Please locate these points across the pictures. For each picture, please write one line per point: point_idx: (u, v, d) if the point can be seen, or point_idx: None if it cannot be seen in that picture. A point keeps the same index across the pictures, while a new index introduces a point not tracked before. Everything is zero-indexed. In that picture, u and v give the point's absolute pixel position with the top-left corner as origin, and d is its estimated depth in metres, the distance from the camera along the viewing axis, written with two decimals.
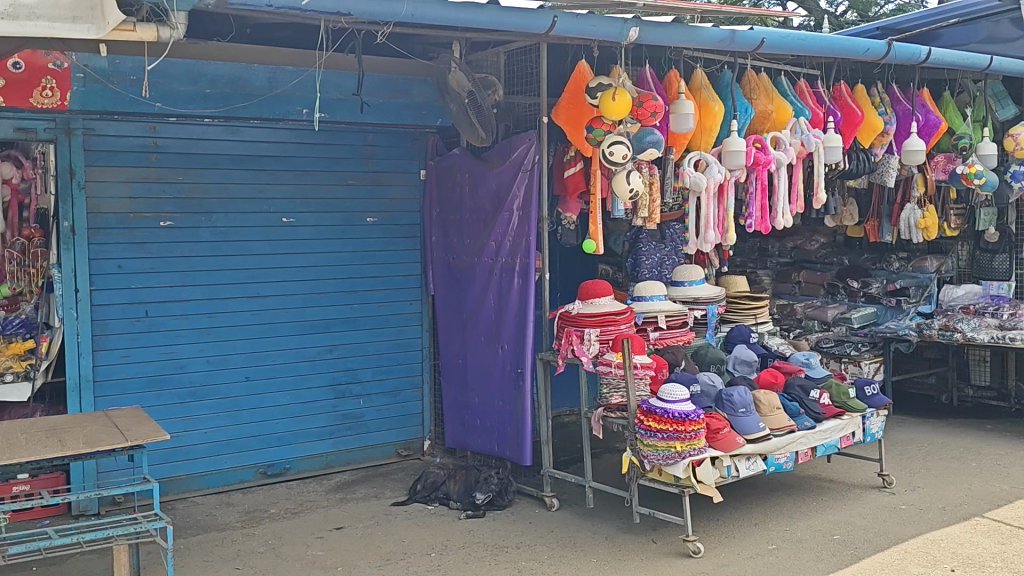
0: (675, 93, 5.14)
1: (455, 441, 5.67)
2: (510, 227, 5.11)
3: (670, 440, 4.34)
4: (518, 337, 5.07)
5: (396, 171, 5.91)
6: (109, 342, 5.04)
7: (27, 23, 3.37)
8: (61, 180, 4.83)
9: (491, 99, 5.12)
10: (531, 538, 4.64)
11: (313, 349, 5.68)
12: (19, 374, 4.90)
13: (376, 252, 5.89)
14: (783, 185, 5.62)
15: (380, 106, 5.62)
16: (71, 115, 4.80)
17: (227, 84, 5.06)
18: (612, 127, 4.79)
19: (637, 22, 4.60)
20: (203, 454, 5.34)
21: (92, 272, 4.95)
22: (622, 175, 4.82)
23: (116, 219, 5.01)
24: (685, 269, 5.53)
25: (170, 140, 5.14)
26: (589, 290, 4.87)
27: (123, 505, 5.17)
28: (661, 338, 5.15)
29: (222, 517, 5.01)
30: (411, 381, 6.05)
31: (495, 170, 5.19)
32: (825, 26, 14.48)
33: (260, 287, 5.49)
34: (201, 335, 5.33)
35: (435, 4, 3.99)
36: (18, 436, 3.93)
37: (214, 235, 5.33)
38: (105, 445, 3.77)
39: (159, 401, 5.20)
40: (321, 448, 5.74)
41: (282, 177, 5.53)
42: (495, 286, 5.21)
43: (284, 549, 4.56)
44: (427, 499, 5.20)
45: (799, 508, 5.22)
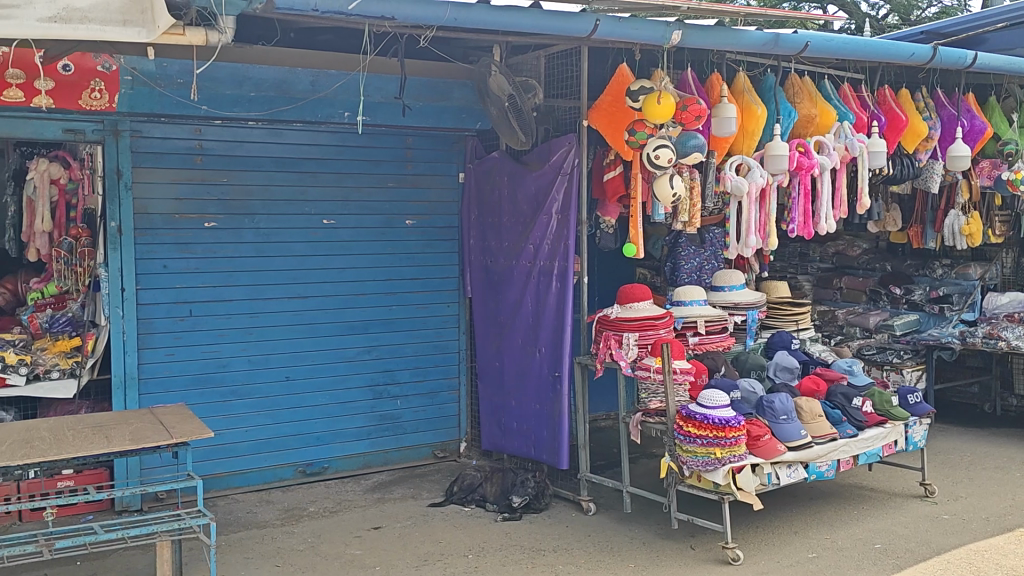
0: (717, 96, 5.14)
1: (491, 444, 5.68)
2: (549, 229, 5.10)
3: (709, 446, 4.31)
4: (555, 340, 5.07)
5: (436, 173, 5.93)
6: (154, 340, 5.12)
7: (80, 26, 3.46)
8: (108, 181, 4.91)
9: (531, 102, 5.11)
10: (568, 543, 4.63)
11: (351, 350, 5.72)
12: (65, 371, 4.95)
13: (414, 254, 5.91)
14: (825, 190, 5.58)
15: (421, 110, 5.64)
16: (119, 116, 4.88)
17: (272, 87, 5.11)
18: (654, 131, 4.76)
19: (679, 25, 4.59)
20: (244, 452, 5.39)
21: (139, 272, 5.04)
22: (665, 178, 4.80)
23: (162, 220, 5.09)
24: (724, 274, 5.50)
25: (215, 143, 5.21)
26: (627, 294, 4.84)
27: (166, 501, 5.25)
28: (700, 343, 5.10)
29: (262, 514, 5.06)
30: (448, 383, 6.06)
31: (534, 174, 5.19)
32: (866, 30, 14.30)
33: (302, 287, 5.55)
34: (243, 335, 5.39)
35: (479, 9, 4.04)
36: (66, 432, 4.02)
37: (257, 236, 5.39)
38: (150, 442, 3.85)
39: (202, 398, 5.27)
40: (359, 448, 5.78)
41: (324, 179, 5.58)
42: (534, 289, 5.21)
43: (324, 547, 4.60)
44: (464, 501, 5.21)
45: (839, 517, 5.16)
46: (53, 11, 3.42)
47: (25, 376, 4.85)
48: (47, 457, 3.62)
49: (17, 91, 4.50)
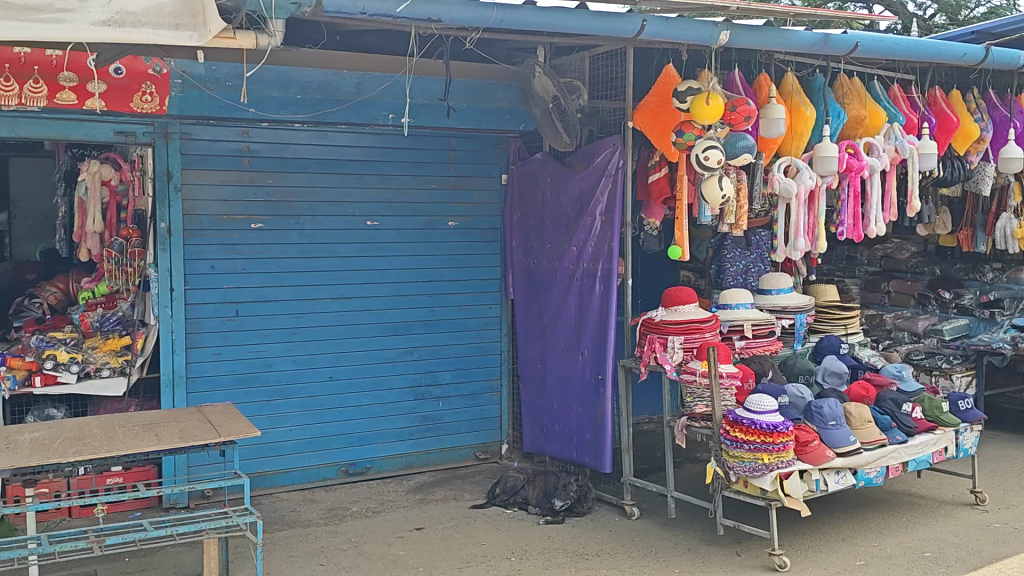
0: (766, 97, 5.10)
1: (533, 446, 5.67)
2: (593, 231, 5.07)
3: (757, 452, 4.26)
4: (599, 343, 5.03)
5: (479, 175, 5.93)
6: (202, 339, 5.19)
7: (133, 30, 3.52)
8: (158, 183, 4.99)
9: (575, 104, 5.09)
10: (611, 547, 4.60)
11: (394, 351, 5.75)
12: (115, 369, 5.02)
13: (456, 256, 5.91)
14: (876, 193, 5.50)
15: (466, 111, 5.63)
16: (169, 119, 4.96)
17: (318, 89, 5.14)
18: (702, 132, 4.71)
19: (728, 26, 4.54)
20: (288, 451, 5.44)
21: (187, 272, 5.10)
22: (714, 181, 4.75)
23: (210, 220, 5.16)
24: (771, 278, 5.44)
25: (262, 145, 5.26)
26: (673, 297, 4.81)
27: (213, 499, 5.31)
28: (747, 347, 5.04)
29: (306, 513, 5.10)
30: (490, 385, 6.06)
31: (578, 175, 5.16)
32: (913, 30, 14.05)
33: (345, 288, 5.59)
34: (288, 335, 5.44)
35: (526, 10, 4.04)
36: (117, 429, 4.09)
37: (302, 237, 5.44)
38: (199, 440, 3.90)
39: (248, 398, 5.32)
40: (402, 448, 5.80)
41: (367, 181, 5.60)
42: (577, 291, 5.18)
43: (367, 547, 4.62)
44: (507, 503, 5.20)
45: (888, 524, 5.07)
46: (107, 14, 3.48)
47: (77, 374, 4.93)
48: (99, 454, 3.68)
49: (69, 93, 4.54)
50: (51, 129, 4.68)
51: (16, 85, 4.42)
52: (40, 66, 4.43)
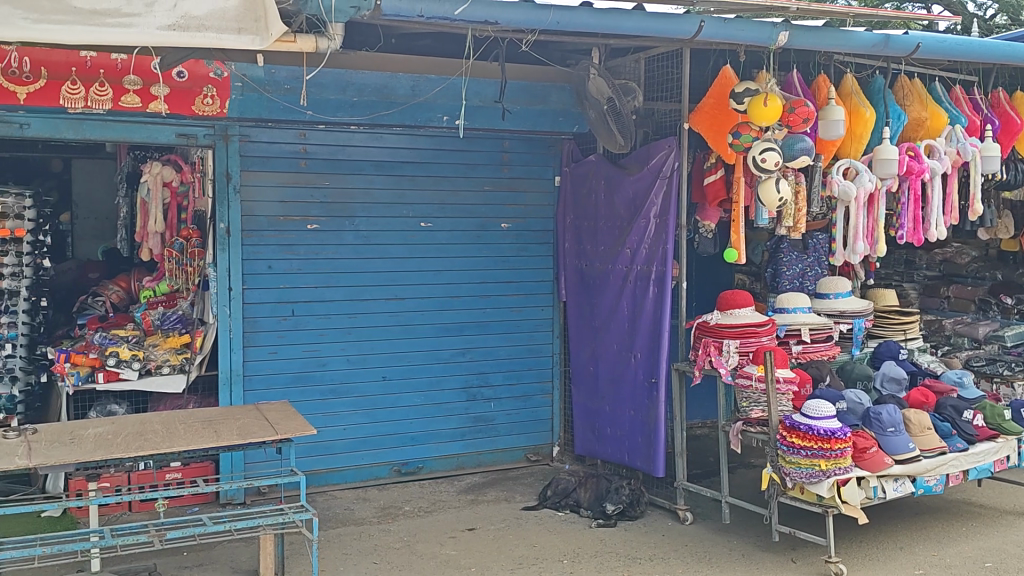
0: (824, 98, 5.03)
1: (584, 449, 5.66)
2: (646, 234, 5.03)
3: (814, 458, 4.19)
4: (652, 346, 4.99)
5: (532, 177, 5.94)
6: (259, 339, 5.26)
7: (197, 34, 3.59)
8: (218, 184, 5.08)
9: (631, 105, 5.07)
10: (664, 552, 4.57)
11: (446, 352, 5.78)
12: (174, 367, 5.14)
13: (509, 258, 5.92)
14: (937, 196, 5.42)
15: (520, 114, 5.62)
16: (228, 122, 5.05)
17: (373, 92, 5.15)
18: (759, 134, 4.67)
19: (787, 26, 4.49)
20: (341, 449, 5.50)
21: (246, 272, 5.19)
22: (771, 182, 4.72)
23: (268, 221, 5.24)
24: (829, 281, 5.38)
25: (318, 147, 5.34)
26: (729, 300, 4.76)
27: (268, 496, 5.37)
28: (804, 351, 5.00)
29: (359, 511, 5.15)
30: (541, 387, 6.05)
31: (632, 178, 5.13)
32: (973, 30, 13.67)
33: (398, 289, 5.64)
34: (343, 335, 5.50)
35: (582, 12, 4.03)
36: (177, 426, 4.18)
37: (357, 238, 5.49)
38: (257, 437, 3.97)
39: (303, 396, 5.39)
40: (453, 448, 5.82)
41: (421, 183, 5.64)
42: (630, 294, 5.15)
43: (419, 547, 4.64)
44: (558, 506, 5.19)
45: (947, 533, 4.96)
46: (171, 19, 3.56)
47: (139, 371, 5.05)
48: (160, 450, 3.77)
49: (134, 96, 4.65)
50: (115, 131, 4.80)
51: (82, 88, 4.53)
52: (106, 70, 4.51)
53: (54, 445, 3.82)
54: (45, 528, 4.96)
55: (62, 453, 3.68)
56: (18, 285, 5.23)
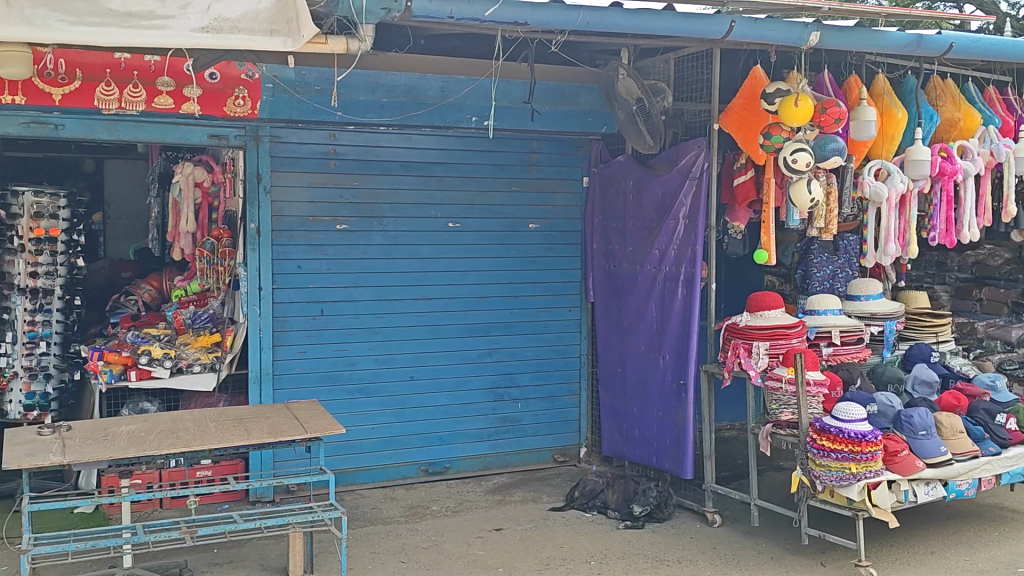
0: (856, 98, 5.00)
1: (612, 450, 5.65)
2: (675, 235, 5.01)
3: (844, 460, 4.16)
4: (680, 348, 4.97)
5: (560, 177, 5.93)
6: (289, 338, 5.31)
7: (230, 36, 3.62)
8: (248, 184, 5.12)
9: (660, 106, 5.03)
10: (692, 554, 4.56)
11: (473, 352, 5.79)
12: (205, 365, 5.19)
13: (537, 259, 5.92)
14: (969, 197, 5.38)
15: (549, 114, 5.62)
16: (259, 123, 5.09)
17: (403, 92, 5.18)
18: (791, 135, 4.65)
19: (818, 26, 4.46)
20: (369, 449, 5.52)
21: (276, 272, 5.23)
22: (802, 184, 4.68)
23: (298, 221, 5.27)
24: (860, 283, 5.32)
25: (348, 148, 5.37)
26: (758, 302, 4.70)
27: (297, 494, 5.41)
28: (834, 354, 4.95)
29: (386, 511, 5.18)
30: (569, 388, 6.05)
31: (661, 179, 5.10)
32: (1006, 30, 13.47)
33: (426, 289, 5.66)
34: (371, 335, 5.52)
35: (612, 12, 4.02)
36: (208, 424, 4.22)
37: (386, 238, 5.52)
38: (287, 435, 4.00)
39: (332, 395, 5.42)
40: (481, 449, 5.83)
41: (450, 183, 5.65)
42: (658, 295, 5.14)
43: (447, 546, 4.65)
44: (586, 507, 5.19)
45: (979, 538, 4.90)
46: (205, 21, 3.59)
47: (170, 369, 5.10)
48: (191, 447, 3.81)
49: (166, 98, 4.70)
50: (148, 132, 4.85)
51: (116, 90, 4.59)
52: (140, 72, 4.57)
53: (88, 442, 3.87)
54: (77, 524, 5.02)
55: (96, 451, 3.73)
56: (52, 284, 5.29)
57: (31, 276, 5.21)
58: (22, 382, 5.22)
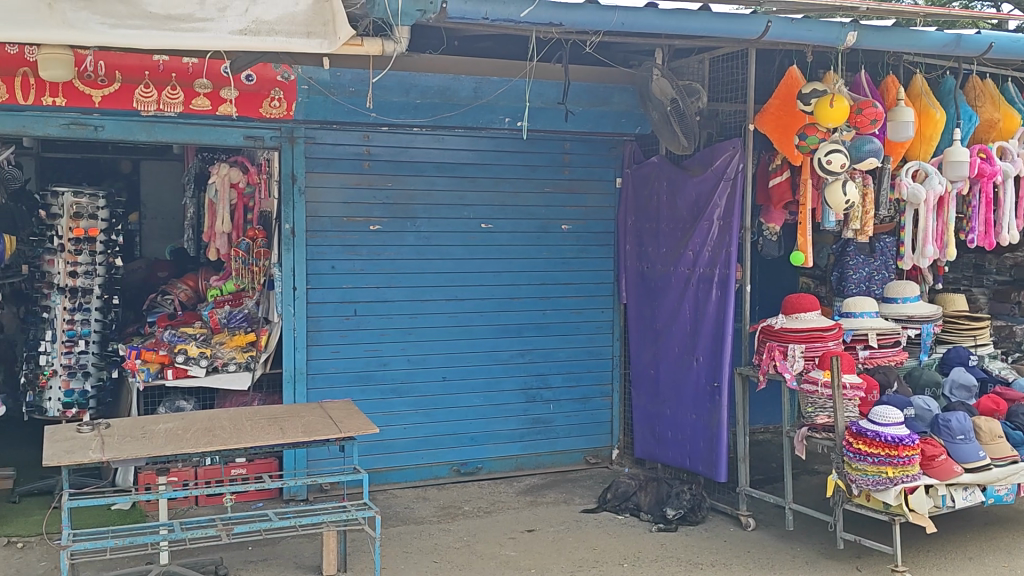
0: (893, 98, 4.94)
1: (644, 452, 5.63)
2: (710, 236, 4.97)
3: (880, 465, 4.11)
4: (714, 350, 4.94)
5: (593, 178, 5.92)
6: (323, 338, 5.34)
7: (268, 38, 3.66)
8: (283, 185, 5.17)
9: (694, 107, 5.03)
10: (726, 557, 4.53)
11: (506, 353, 5.79)
12: (240, 364, 5.25)
13: (570, 260, 5.91)
14: (1009, 198, 5.31)
15: (582, 115, 5.60)
16: (295, 124, 5.13)
17: (436, 94, 5.21)
18: (826, 135, 4.61)
19: (855, 26, 4.40)
20: (401, 448, 5.55)
21: (310, 272, 5.27)
22: (837, 185, 4.63)
23: (332, 222, 5.31)
24: (896, 284, 5.24)
25: (382, 149, 5.39)
26: (794, 304, 4.65)
27: (331, 493, 5.44)
28: (871, 357, 4.89)
29: (419, 510, 5.19)
30: (601, 390, 6.03)
31: (695, 179, 5.07)
32: None
33: (458, 290, 5.67)
34: (404, 336, 5.55)
35: (647, 13, 4.01)
36: (244, 422, 4.26)
37: (419, 239, 5.54)
38: (321, 435, 4.03)
39: (365, 395, 5.45)
40: (513, 450, 5.84)
41: (483, 184, 5.66)
42: (692, 297, 5.11)
43: (479, 547, 4.66)
44: (618, 509, 5.17)
45: (1019, 545, 4.83)
46: (243, 23, 3.63)
47: (206, 368, 5.17)
48: (227, 446, 3.84)
49: (204, 99, 4.76)
50: (185, 133, 4.91)
51: (155, 92, 4.65)
52: (178, 74, 4.63)
53: (126, 440, 3.92)
54: (115, 520, 5.08)
55: (134, 448, 3.78)
56: (91, 284, 5.37)
57: (70, 276, 5.30)
58: (61, 380, 5.30)
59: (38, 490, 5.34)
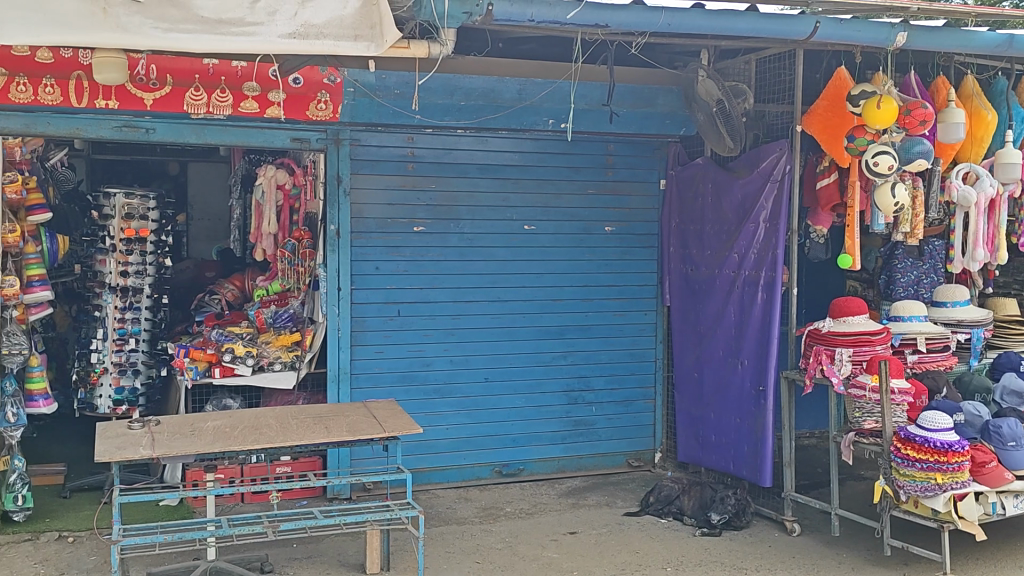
0: (944, 100, 4.88)
1: (687, 457, 5.59)
2: (756, 237, 4.93)
3: (929, 470, 4.05)
4: (760, 353, 4.90)
5: (637, 180, 5.90)
6: (367, 338, 5.39)
7: (316, 42, 3.70)
8: (329, 187, 5.22)
9: (741, 108, 4.97)
10: (771, 563, 4.49)
11: (548, 355, 5.79)
12: (285, 363, 5.31)
13: (613, 261, 5.90)
14: None
15: (627, 116, 5.59)
16: (340, 126, 5.18)
17: (481, 96, 5.24)
18: (876, 137, 4.55)
19: (905, 26, 4.35)
20: (444, 449, 5.58)
21: (354, 272, 5.32)
22: (887, 187, 4.59)
23: (376, 223, 5.35)
24: (946, 288, 5.14)
25: (426, 151, 5.42)
26: (842, 307, 4.59)
27: (374, 492, 5.48)
28: (919, 361, 4.82)
29: (461, 511, 5.21)
30: (643, 393, 6.02)
31: (742, 181, 5.02)
32: None
33: (501, 291, 5.68)
34: (446, 336, 5.57)
35: (694, 13, 3.98)
36: (290, 420, 4.32)
37: (462, 240, 5.56)
38: (365, 434, 4.06)
39: (409, 395, 5.49)
40: (555, 452, 5.83)
41: (526, 186, 5.67)
42: (738, 299, 5.07)
43: (521, 548, 4.66)
44: (661, 513, 5.14)
45: None
46: (292, 27, 3.68)
47: (252, 367, 5.24)
48: (273, 444, 3.89)
49: (252, 102, 4.83)
50: (234, 136, 4.98)
51: (204, 95, 4.73)
52: (226, 77, 4.70)
53: (176, 437, 3.98)
54: (163, 516, 5.17)
55: (183, 445, 3.83)
56: (141, 284, 5.46)
57: (122, 275, 5.41)
58: (112, 378, 5.39)
59: (88, 485, 5.44)
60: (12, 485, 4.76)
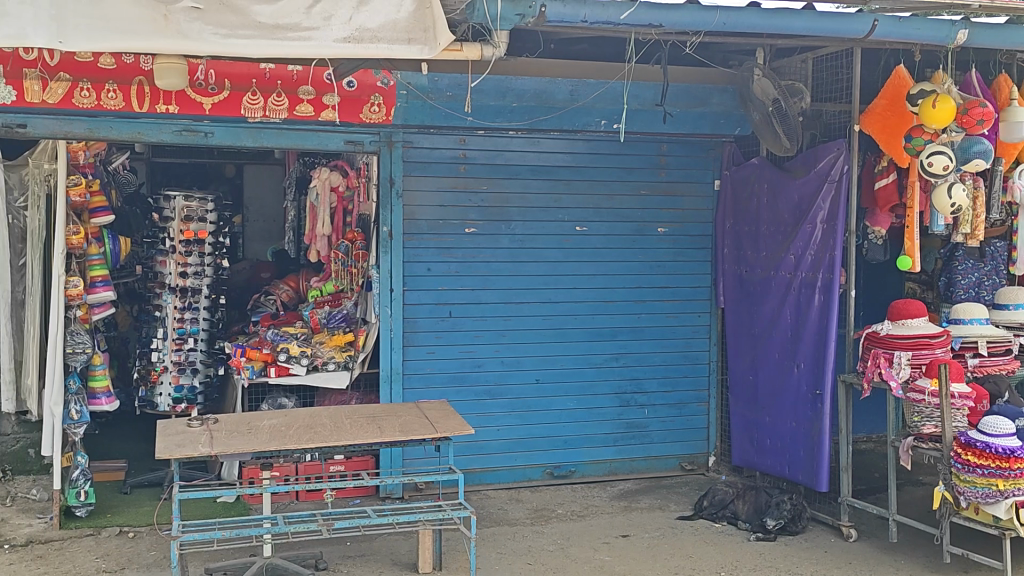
0: (1006, 98, 4.73)
1: (741, 460, 5.53)
2: (813, 238, 4.85)
3: (990, 477, 3.96)
4: (817, 356, 4.83)
5: (690, 181, 5.85)
6: (419, 339, 5.43)
7: (371, 45, 3.73)
8: (382, 189, 5.27)
9: (797, 107, 4.93)
10: (827, 569, 4.42)
11: (600, 356, 5.76)
12: (339, 364, 5.39)
13: (665, 262, 5.86)
14: None
15: (681, 117, 5.55)
16: (393, 128, 5.22)
17: (533, 97, 5.25)
18: (934, 136, 4.47)
19: (967, 23, 4.24)
20: (496, 450, 5.59)
21: (406, 273, 5.36)
22: (944, 188, 4.48)
23: (428, 225, 5.39)
24: (1009, 291, 5.01)
25: (477, 152, 5.45)
26: (900, 310, 4.49)
27: (426, 492, 5.52)
28: (981, 364, 4.69)
29: (513, 512, 5.22)
30: (697, 395, 5.97)
31: (799, 181, 4.95)
32: None
33: (552, 292, 5.67)
34: (498, 337, 5.59)
35: (749, 12, 3.93)
36: (343, 420, 4.36)
37: (513, 242, 5.57)
38: (418, 434, 4.10)
39: (460, 395, 5.52)
40: (607, 454, 5.81)
41: (577, 186, 5.65)
42: (794, 302, 5.00)
43: (573, 550, 4.66)
44: (715, 517, 5.10)
45: None
46: (347, 31, 3.72)
47: (307, 367, 5.32)
48: (327, 443, 3.94)
49: (307, 105, 4.89)
50: (289, 138, 5.05)
51: (261, 99, 4.81)
52: (283, 81, 4.78)
53: (233, 435, 4.06)
54: (220, 513, 5.27)
55: (240, 443, 3.90)
56: (200, 284, 5.58)
57: (181, 276, 5.52)
58: (171, 376, 5.52)
59: (148, 481, 5.57)
60: (74, 481, 4.91)
